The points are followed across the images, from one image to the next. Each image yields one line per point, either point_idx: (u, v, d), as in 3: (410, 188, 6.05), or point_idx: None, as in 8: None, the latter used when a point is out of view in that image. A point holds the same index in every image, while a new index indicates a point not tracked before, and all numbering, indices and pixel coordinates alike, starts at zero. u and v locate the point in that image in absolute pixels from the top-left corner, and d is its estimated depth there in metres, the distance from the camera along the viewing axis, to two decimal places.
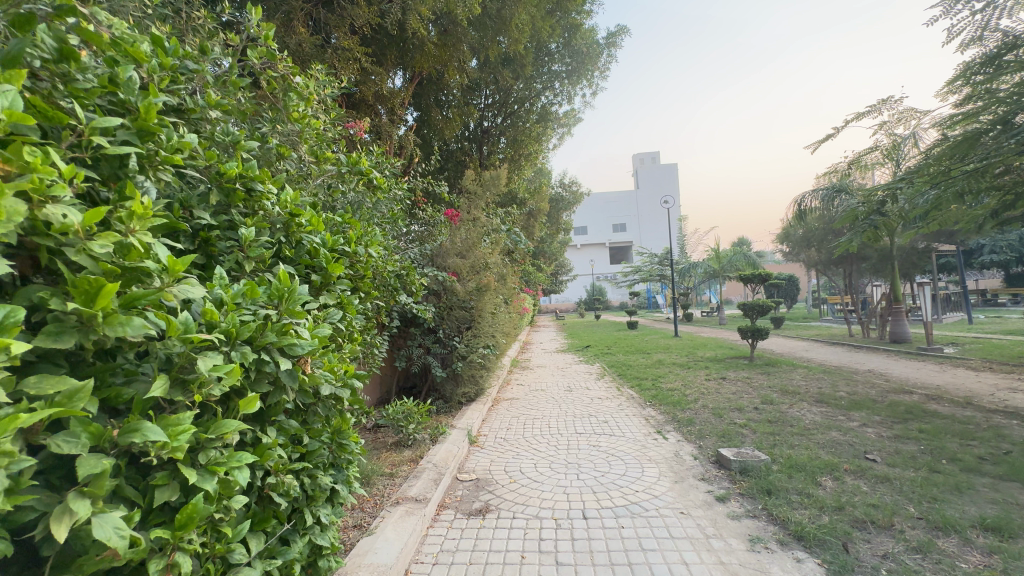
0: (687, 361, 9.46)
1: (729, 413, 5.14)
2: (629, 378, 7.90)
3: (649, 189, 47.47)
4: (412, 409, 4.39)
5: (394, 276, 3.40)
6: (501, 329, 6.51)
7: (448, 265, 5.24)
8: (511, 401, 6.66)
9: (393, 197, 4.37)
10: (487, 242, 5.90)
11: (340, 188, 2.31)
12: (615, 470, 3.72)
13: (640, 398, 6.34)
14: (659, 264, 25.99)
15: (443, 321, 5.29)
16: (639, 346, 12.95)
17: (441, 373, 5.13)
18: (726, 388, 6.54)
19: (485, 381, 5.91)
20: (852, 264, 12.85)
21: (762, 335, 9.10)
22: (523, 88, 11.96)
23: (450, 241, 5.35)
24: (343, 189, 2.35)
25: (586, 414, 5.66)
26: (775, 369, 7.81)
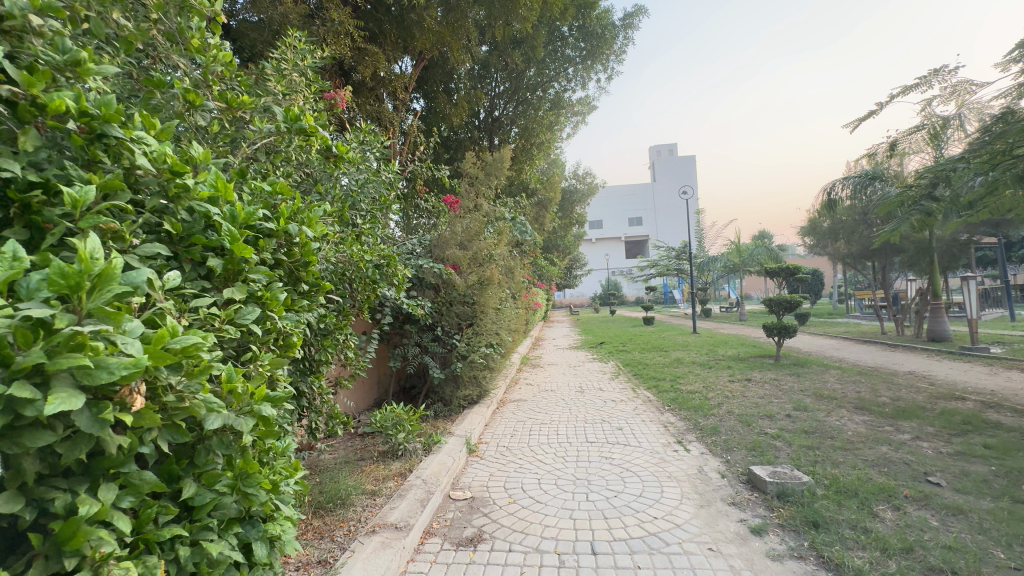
0: (708, 360, 8.89)
1: (759, 421, 4.60)
2: (645, 379, 7.39)
3: (666, 182, 46.41)
4: (404, 415, 3.96)
5: (373, 266, 2.95)
6: (507, 325, 6.05)
7: (447, 256, 4.78)
8: (518, 402, 6.22)
9: (381, 179, 3.94)
10: (490, 232, 5.43)
11: (282, 150, 1.91)
12: (629, 489, 3.23)
13: (658, 401, 5.83)
14: (676, 258, 25.23)
15: (442, 318, 4.84)
16: (656, 343, 12.39)
17: (439, 374, 4.69)
18: (753, 391, 5.98)
19: (489, 383, 5.47)
20: (885, 257, 12.05)
21: (790, 332, 8.48)
22: (534, 74, 11.43)
23: (450, 231, 4.90)
24: (286, 151, 1.92)
25: (597, 419, 5.19)
26: (805, 371, 7.22)
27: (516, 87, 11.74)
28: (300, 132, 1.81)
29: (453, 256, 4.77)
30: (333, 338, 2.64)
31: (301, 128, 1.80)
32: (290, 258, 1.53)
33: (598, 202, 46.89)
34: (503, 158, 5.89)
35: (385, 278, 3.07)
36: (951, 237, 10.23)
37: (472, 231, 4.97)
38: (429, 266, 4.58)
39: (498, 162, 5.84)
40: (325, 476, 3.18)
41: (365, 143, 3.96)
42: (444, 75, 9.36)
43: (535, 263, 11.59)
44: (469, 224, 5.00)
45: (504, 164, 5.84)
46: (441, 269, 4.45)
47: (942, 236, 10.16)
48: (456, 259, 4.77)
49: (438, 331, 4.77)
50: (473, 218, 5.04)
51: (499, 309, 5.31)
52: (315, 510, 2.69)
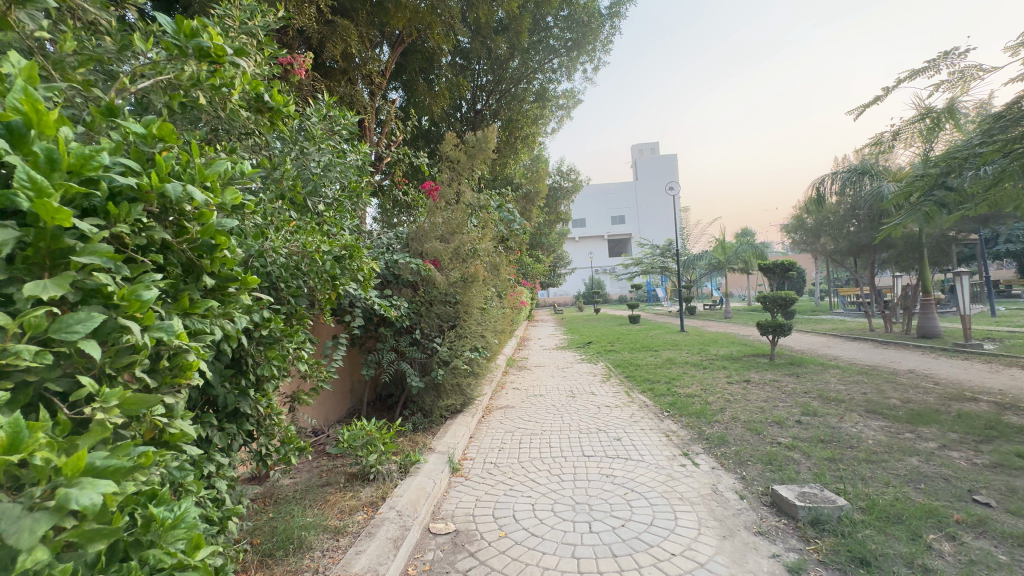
0: (701, 359, 8.58)
1: (768, 429, 4.24)
2: (639, 381, 7.00)
3: (649, 180, 46.52)
4: (376, 431, 3.45)
5: (333, 259, 2.44)
6: (493, 327, 5.58)
7: (425, 251, 4.27)
8: (505, 409, 5.77)
9: (348, 161, 3.45)
10: (474, 224, 4.96)
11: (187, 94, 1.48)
12: (638, 517, 2.79)
13: (655, 406, 5.45)
14: (660, 255, 25.11)
15: (421, 319, 4.33)
16: (645, 342, 12.07)
17: (418, 382, 4.19)
18: (755, 394, 5.63)
19: (474, 389, 5.00)
20: (873, 253, 11.94)
21: (784, 330, 8.22)
22: (519, 64, 11.01)
23: (431, 221, 4.39)
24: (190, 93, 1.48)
25: (592, 428, 4.77)
26: (804, 371, 6.92)
27: (499, 77, 11.31)
28: (201, 53, 1.43)
29: (431, 249, 4.27)
30: (280, 347, 2.11)
31: (202, 47, 1.42)
32: (183, 238, 1.04)
33: (581, 200, 46.73)
34: (488, 138, 5.35)
35: (350, 273, 2.52)
36: (940, 232, 10.14)
37: (448, 219, 4.45)
38: (405, 261, 4.08)
39: (483, 144, 5.31)
40: (281, 510, 2.67)
41: (329, 118, 3.44)
42: (423, 61, 8.86)
43: (520, 260, 11.15)
44: (450, 211, 4.50)
45: (489, 143, 5.29)
46: (420, 265, 3.96)
47: (931, 232, 10.05)
48: (434, 253, 4.27)
49: (417, 334, 4.28)
50: (455, 206, 4.54)
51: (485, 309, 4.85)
52: (261, 560, 2.19)
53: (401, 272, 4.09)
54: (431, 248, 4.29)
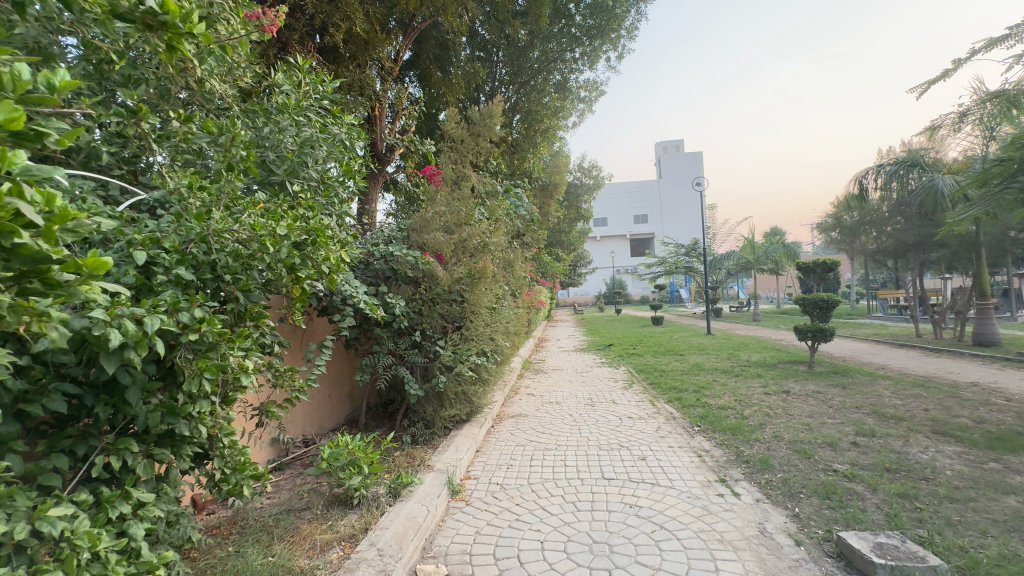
0: (732, 366, 7.94)
1: (819, 452, 3.66)
2: (664, 390, 6.43)
3: (673, 179, 45.37)
4: (364, 446, 3.02)
5: (296, 247, 1.97)
6: (504, 328, 5.12)
7: (426, 243, 3.85)
8: (517, 418, 5.29)
9: (332, 138, 3.08)
10: (481, 215, 4.52)
11: None
12: (669, 566, 2.28)
13: (683, 420, 4.91)
14: (685, 255, 24.21)
15: (422, 320, 3.89)
16: (669, 346, 11.41)
17: (417, 390, 3.75)
18: (797, 408, 5.01)
19: (483, 397, 4.54)
20: (922, 253, 11.03)
21: (826, 336, 7.52)
22: (538, 53, 10.53)
23: (433, 210, 3.97)
24: None
25: (613, 443, 4.26)
26: (850, 382, 6.24)
27: (517, 67, 10.84)
28: None
29: (434, 241, 3.83)
30: (219, 355, 1.65)
31: None
32: None
33: (603, 199, 45.86)
34: (495, 109, 4.84)
35: (315, 264, 2.05)
36: (1001, 230, 9.22)
37: (452, 209, 4.03)
38: (402, 253, 3.65)
39: (490, 119, 4.78)
40: (241, 545, 2.26)
41: (313, 93, 3.05)
42: (438, 48, 8.46)
43: (538, 258, 10.66)
44: (453, 200, 4.08)
45: (496, 119, 4.77)
46: (419, 258, 3.53)
47: (990, 230, 9.15)
48: (437, 246, 3.84)
49: (417, 337, 3.84)
50: (459, 194, 4.11)
51: (493, 308, 4.40)
52: None
53: (400, 267, 3.65)
54: (433, 241, 3.85)
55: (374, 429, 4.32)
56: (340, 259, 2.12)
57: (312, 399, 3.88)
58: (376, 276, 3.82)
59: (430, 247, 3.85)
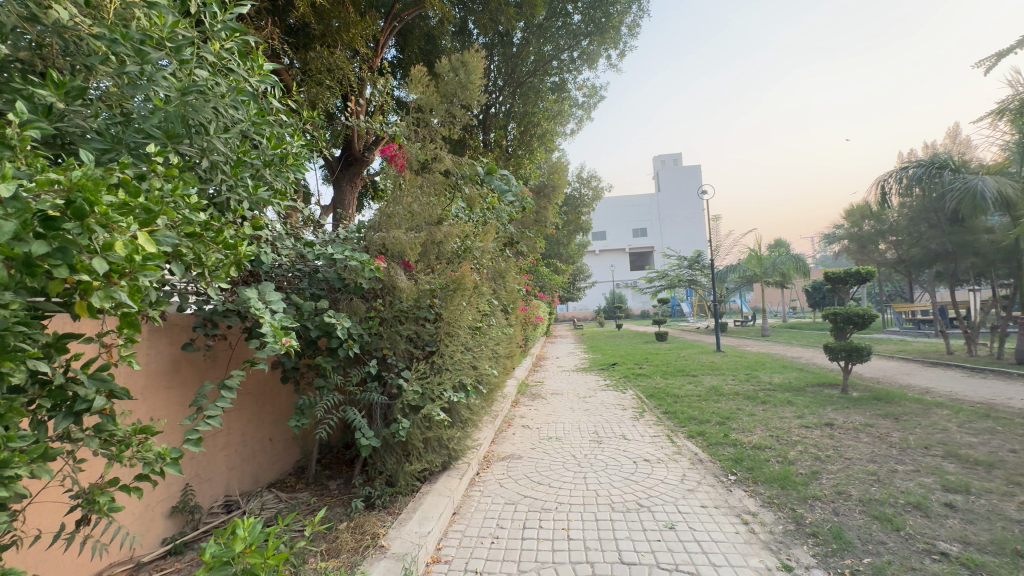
0: (755, 390, 7.04)
1: (910, 520, 2.75)
2: (681, 421, 5.52)
3: (672, 192, 44.95)
4: (281, 532, 2.05)
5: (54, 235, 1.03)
6: (492, 349, 4.24)
7: (381, 244, 2.94)
8: (507, 462, 4.35)
9: (241, 84, 2.29)
10: (457, 211, 3.67)
11: None
12: None
13: (713, 464, 3.98)
14: (688, 268, 23.41)
15: (379, 344, 2.99)
16: (678, 365, 10.52)
17: (370, 440, 2.81)
18: (851, 449, 4.08)
19: (464, 440, 3.61)
20: (949, 263, 10.22)
21: (861, 356, 6.65)
22: (534, 52, 9.85)
23: (395, 201, 3.10)
24: None
25: (628, 501, 3.32)
26: (900, 412, 5.33)
27: (512, 66, 10.16)
28: None
29: (392, 239, 2.92)
30: None
31: None
32: None
33: (601, 212, 45.25)
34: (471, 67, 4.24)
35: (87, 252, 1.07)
36: None
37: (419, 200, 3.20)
38: (347, 257, 2.73)
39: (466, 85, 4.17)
40: None
41: (219, 31, 2.19)
42: (423, 40, 7.73)
43: (536, 270, 9.79)
44: (420, 190, 3.24)
45: (475, 78, 4.19)
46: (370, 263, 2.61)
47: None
48: (397, 247, 2.93)
49: (375, 366, 2.93)
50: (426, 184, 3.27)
51: (473, 327, 3.52)
52: None
53: (344, 277, 2.74)
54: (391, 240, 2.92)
55: (322, 481, 3.54)
56: (149, 240, 1.14)
57: (236, 449, 3.16)
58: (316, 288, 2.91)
59: (384, 249, 2.93)
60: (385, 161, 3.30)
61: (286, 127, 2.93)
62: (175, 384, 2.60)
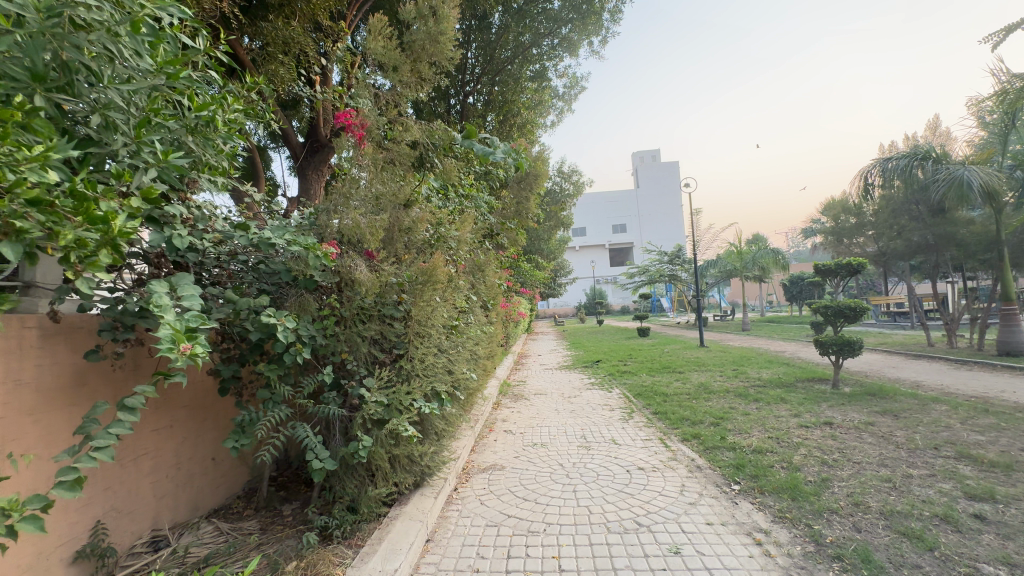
0: (745, 387, 6.80)
1: (943, 538, 2.44)
2: (674, 422, 5.19)
3: (651, 188, 45.06)
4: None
5: None
6: (471, 350, 3.82)
7: (335, 229, 2.48)
8: (488, 474, 3.93)
9: (141, 16, 1.79)
10: (429, 193, 3.23)
11: None
12: None
13: (714, 472, 3.65)
14: (668, 263, 23.32)
15: (336, 347, 2.53)
16: (664, 361, 10.27)
17: (325, 462, 2.35)
18: (859, 452, 3.79)
19: (440, 455, 3.17)
20: (931, 255, 10.20)
21: (853, 350, 6.45)
22: (514, 37, 9.38)
23: (352, 180, 2.66)
24: None
25: (626, 520, 2.95)
26: (899, 408, 5.11)
27: (489, 53, 9.70)
28: None
29: (349, 222, 2.47)
30: None
31: None
32: None
33: (581, 208, 45.08)
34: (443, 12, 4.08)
35: None
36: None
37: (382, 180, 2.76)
38: (290, 243, 2.26)
39: (437, 38, 3.97)
40: None
41: None
42: (394, 21, 7.22)
43: (517, 266, 9.37)
44: (383, 167, 2.80)
45: (447, 30, 4.02)
46: (319, 249, 2.15)
47: (1014, 227, 8.32)
48: (355, 231, 2.48)
49: (330, 374, 2.47)
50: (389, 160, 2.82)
51: (447, 325, 3.08)
52: None
53: (290, 267, 2.29)
54: (347, 223, 2.47)
55: (275, 505, 3.07)
56: None
57: (167, 473, 2.69)
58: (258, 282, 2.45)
59: (339, 234, 2.47)
60: (342, 133, 2.85)
61: (218, 90, 2.46)
62: (80, 399, 2.13)
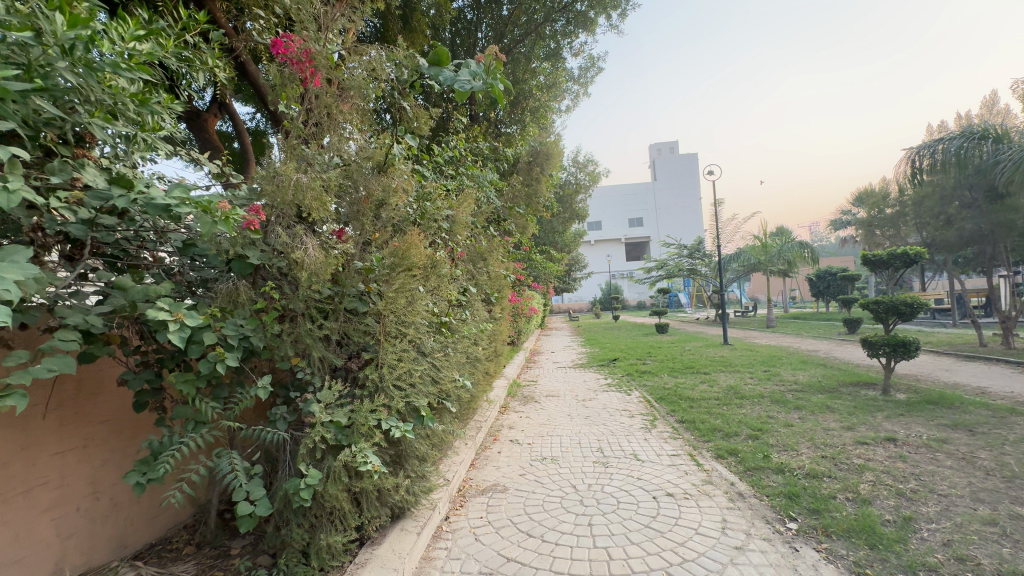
0: (781, 391, 6.10)
1: None
2: (705, 434, 4.51)
3: (670, 180, 43.87)
4: None
5: None
6: (466, 351, 3.21)
7: (273, 195, 1.88)
8: (488, 498, 3.31)
9: None
10: (406, 149, 2.58)
11: None
12: None
13: (761, 504, 2.98)
14: (688, 257, 22.44)
15: (277, 352, 1.94)
16: (686, 360, 9.55)
17: (257, 507, 1.76)
18: (941, 480, 3.09)
19: (424, 487, 2.55)
20: (985, 246, 9.27)
21: (907, 351, 5.68)
22: (527, 11, 8.69)
23: (299, 135, 2.08)
24: None
25: (656, 573, 2.31)
26: (972, 422, 4.35)
27: (500, 30, 9.05)
28: None
29: (286, 185, 1.86)
30: None
31: None
32: None
33: (597, 202, 44.20)
34: None
35: None
36: None
37: (336, 136, 2.17)
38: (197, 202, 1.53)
39: None
40: None
41: None
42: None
43: (528, 258, 8.70)
44: (341, 122, 2.21)
45: None
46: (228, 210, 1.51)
47: None
48: (294, 195, 1.87)
49: (269, 386, 1.88)
50: (346, 112, 2.22)
51: (430, 320, 2.47)
52: None
53: (207, 245, 1.71)
54: (280, 187, 1.87)
55: (222, 541, 2.53)
56: None
57: (79, 505, 2.14)
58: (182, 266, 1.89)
59: (274, 202, 1.87)
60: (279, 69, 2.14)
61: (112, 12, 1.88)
62: None
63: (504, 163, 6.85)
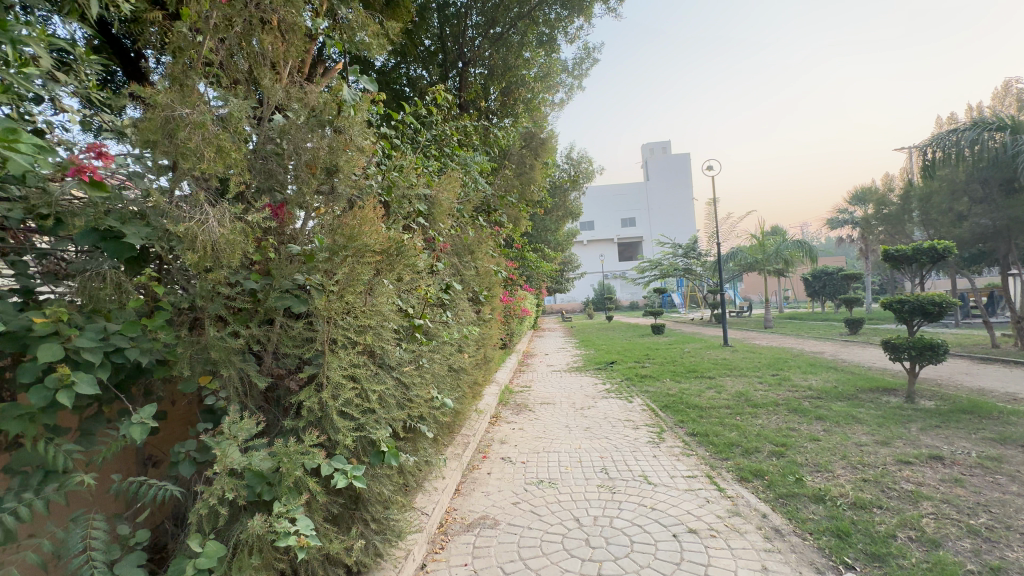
0: (797, 399, 5.60)
1: None
2: (722, 451, 3.99)
3: (662, 180, 43.59)
4: None
5: None
6: (447, 359, 2.64)
7: (158, 142, 1.28)
8: (475, 536, 2.75)
9: None
10: (361, 95, 1.99)
11: None
12: None
13: (811, 546, 2.44)
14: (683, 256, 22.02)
15: (174, 370, 1.37)
16: (688, 363, 9.04)
17: None
18: (1017, 513, 2.59)
19: (392, 544, 1.95)
20: (998, 243, 8.88)
21: (934, 355, 5.21)
22: None
23: (205, 61, 1.47)
24: None
25: None
26: (1020, 435, 3.88)
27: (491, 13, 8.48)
28: None
29: (172, 130, 1.28)
30: None
31: None
32: None
33: (589, 202, 43.78)
34: None
35: None
36: None
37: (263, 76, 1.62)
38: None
39: None
40: None
41: None
42: None
43: (521, 256, 8.13)
44: (268, 56, 1.66)
45: None
46: (8, 128, 1.01)
47: None
48: (183, 141, 1.27)
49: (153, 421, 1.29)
50: (266, 33, 1.63)
51: (397, 323, 1.89)
52: None
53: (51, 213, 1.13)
54: (164, 130, 1.28)
55: None
56: None
57: None
58: (73, 251, 1.32)
59: (157, 153, 1.29)
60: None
61: None
62: None
63: (494, 151, 6.27)
